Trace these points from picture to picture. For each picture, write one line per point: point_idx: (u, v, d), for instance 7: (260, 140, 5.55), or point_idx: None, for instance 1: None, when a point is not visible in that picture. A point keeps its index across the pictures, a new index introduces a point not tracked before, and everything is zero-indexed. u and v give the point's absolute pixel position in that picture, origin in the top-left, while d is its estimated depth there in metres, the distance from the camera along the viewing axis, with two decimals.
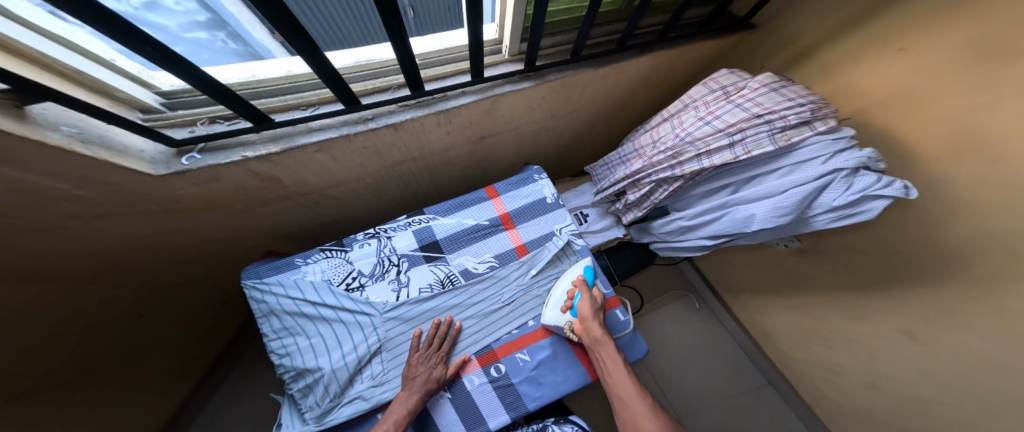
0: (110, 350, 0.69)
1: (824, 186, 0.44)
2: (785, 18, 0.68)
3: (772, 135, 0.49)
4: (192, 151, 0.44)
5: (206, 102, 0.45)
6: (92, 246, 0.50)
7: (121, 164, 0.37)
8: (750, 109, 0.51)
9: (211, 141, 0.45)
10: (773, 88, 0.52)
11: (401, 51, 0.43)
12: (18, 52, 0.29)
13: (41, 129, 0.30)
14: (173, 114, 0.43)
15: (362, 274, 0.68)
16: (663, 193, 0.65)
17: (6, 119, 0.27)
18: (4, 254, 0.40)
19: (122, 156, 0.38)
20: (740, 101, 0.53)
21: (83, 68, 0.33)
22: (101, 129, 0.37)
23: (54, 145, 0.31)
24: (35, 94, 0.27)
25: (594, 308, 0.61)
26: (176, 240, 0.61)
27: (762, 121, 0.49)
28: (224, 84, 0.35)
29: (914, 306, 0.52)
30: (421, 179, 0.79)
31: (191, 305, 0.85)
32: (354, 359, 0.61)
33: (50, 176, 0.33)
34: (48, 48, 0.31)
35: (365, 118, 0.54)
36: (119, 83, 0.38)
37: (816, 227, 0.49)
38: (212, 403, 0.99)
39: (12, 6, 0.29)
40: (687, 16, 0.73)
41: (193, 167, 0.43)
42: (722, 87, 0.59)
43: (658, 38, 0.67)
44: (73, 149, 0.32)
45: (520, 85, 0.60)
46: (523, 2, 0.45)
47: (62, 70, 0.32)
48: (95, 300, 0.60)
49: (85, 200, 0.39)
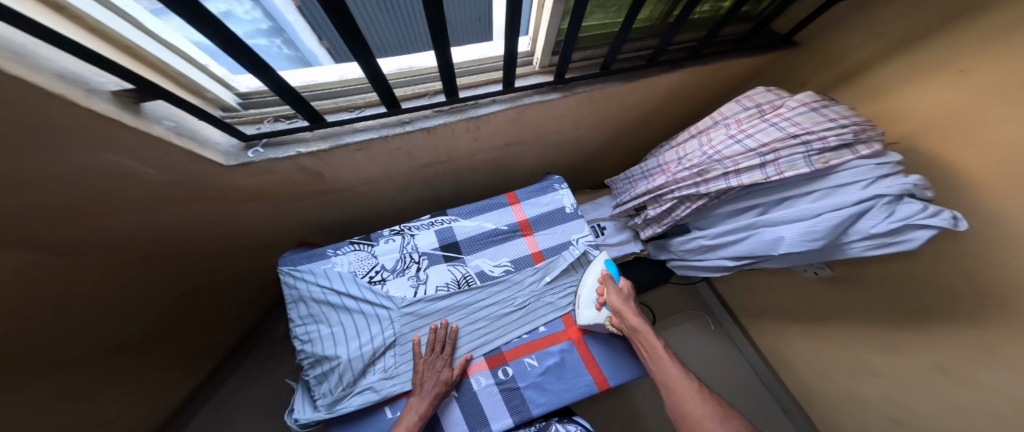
0: (157, 320, 0.76)
1: (862, 212, 0.42)
2: (831, 36, 0.67)
3: (807, 158, 0.47)
4: (257, 146, 0.50)
5: (274, 103, 0.50)
6: (158, 227, 0.56)
7: (201, 155, 0.43)
8: (785, 129, 0.50)
9: (272, 137, 0.50)
10: (812, 108, 0.51)
11: (442, 59, 0.47)
12: (141, 58, 0.35)
13: (149, 122, 0.35)
14: (247, 112, 0.48)
15: (384, 269, 0.71)
16: (685, 210, 0.64)
17: (128, 113, 0.33)
18: (89, 228, 0.46)
19: (203, 148, 0.44)
20: (775, 120, 0.52)
21: (185, 71, 0.39)
22: (191, 124, 0.43)
23: (156, 135, 0.36)
24: (150, 94, 0.32)
25: (624, 300, 0.64)
26: (225, 226, 0.67)
27: (798, 141, 0.48)
28: (293, 87, 0.39)
29: (956, 346, 0.48)
30: (445, 182, 0.82)
31: (231, 285, 0.92)
32: (371, 351, 0.63)
33: (143, 160, 0.38)
34: (164, 55, 0.37)
35: (402, 121, 0.58)
36: (209, 84, 0.43)
37: (852, 255, 0.47)
38: (234, 379, 1.06)
39: (141, 20, 0.35)
40: (724, 33, 0.73)
41: (256, 160, 0.48)
42: (756, 105, 0.58)
43: (691, 55, 0.68)
44: (171, 140, 0.38)
45: (549, 96, 0.62)
46: (558, 17, 0.47)
47: (173, 75, 0.38)
48: (152, 274, 0.67)
49: (161, 186, 0.45)
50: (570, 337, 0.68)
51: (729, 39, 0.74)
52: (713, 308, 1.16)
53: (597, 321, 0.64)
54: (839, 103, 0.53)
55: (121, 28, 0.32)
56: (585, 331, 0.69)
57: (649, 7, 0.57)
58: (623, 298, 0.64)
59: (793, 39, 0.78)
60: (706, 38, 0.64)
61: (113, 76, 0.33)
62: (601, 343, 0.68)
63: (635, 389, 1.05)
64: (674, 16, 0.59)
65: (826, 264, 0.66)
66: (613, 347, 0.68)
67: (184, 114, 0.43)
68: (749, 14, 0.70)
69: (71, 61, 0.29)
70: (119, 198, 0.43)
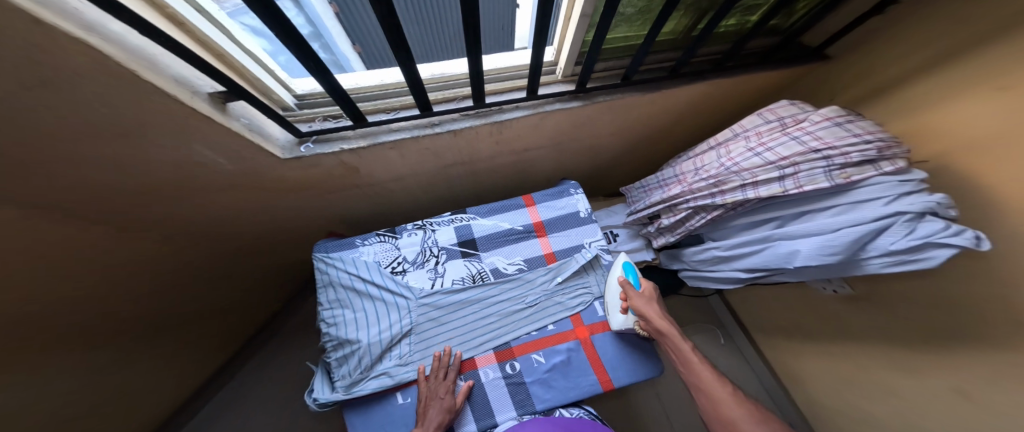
0: (199, 295, 0.84)
1: (882, 229, 0.42)
2: (866, 50, 0.66)
3: (828, 172, 0.47)
4: (309, 141, 0.56)
5: (327, 104, 0.56)
6: (212, 210, 0.63)
7: (264, 148, 0.50)
8: (806, 143, 0.50)
9: (321, 134, 0.56)
10: (837, 123, 0.50)
11: (473, 67, 0.50)
12: (235, 68, 0.42)
13: (228, 118, 0.43)
14: (303, 111, 0.55)
15: (405, 260, 0.75)
16: (700, 220, 0.65)
17: (211, 108, 0.40)
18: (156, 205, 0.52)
19: (266, 141, 0.51)
20: (797, 134, 0.52)
21: (260, 76, 0.46)
22: (258, 120, 0.50)
23: (233, 129, 0.43)
24: (237, 95, 0.39)
25: (648, 304, 0.61)
26: (267, 214, 0.73)
27: (819, 157, 0.48)
28: (345, 90, 0.46)
29: (979, 371, 0.47)
30: (465, 182, 0.86)
31: (265, 268, 0.99)
32: (389, 338, 0.66)
33: (212, 148, 0.44)
34: (249, 63, 0.44)
35: (432, 123, 0.62)
36: (277, 87, 0.50)
37: (870, 271, 0.47)
38: (260, 356, 1.14)
39: (235, 34, 0.42)
40: (749, 46, 0.73)
41: (308, 154, 0.55)
42: (779, 118, 0.58)
43: (714, 68, 0.69)
44: (244, 134, 0.45)
45: (570, 104, 0.65)
46: (583, 30, 0.50)
47: (251, 79, 0.45)
48: (200, 253, 0.74)
49: (221, 172, 0.51)
50: (577, 337, 0.70)
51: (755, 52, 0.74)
52: (725, 322, 1.15)
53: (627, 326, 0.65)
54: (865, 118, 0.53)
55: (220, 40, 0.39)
56: (592, 331, 0.71)
57: (673, 21, 0.59)
58: (648, 301, 0.61)
59: (824, 53, 0.77)
60: (731, 51, 0.65)
61: (211, 80, 0.41)
62: (608, 345, 0.70)
63: (636, 394, 1.09)
64: (699, 30, 0.61)
65: (847, 282, 0.65)
66: (620, 351, 0.69)
67: (253, 111, 0.50)
68: (777, 27, 0.71)
69: (178, 66, 0.37)
70: (188, 180, 0.49)
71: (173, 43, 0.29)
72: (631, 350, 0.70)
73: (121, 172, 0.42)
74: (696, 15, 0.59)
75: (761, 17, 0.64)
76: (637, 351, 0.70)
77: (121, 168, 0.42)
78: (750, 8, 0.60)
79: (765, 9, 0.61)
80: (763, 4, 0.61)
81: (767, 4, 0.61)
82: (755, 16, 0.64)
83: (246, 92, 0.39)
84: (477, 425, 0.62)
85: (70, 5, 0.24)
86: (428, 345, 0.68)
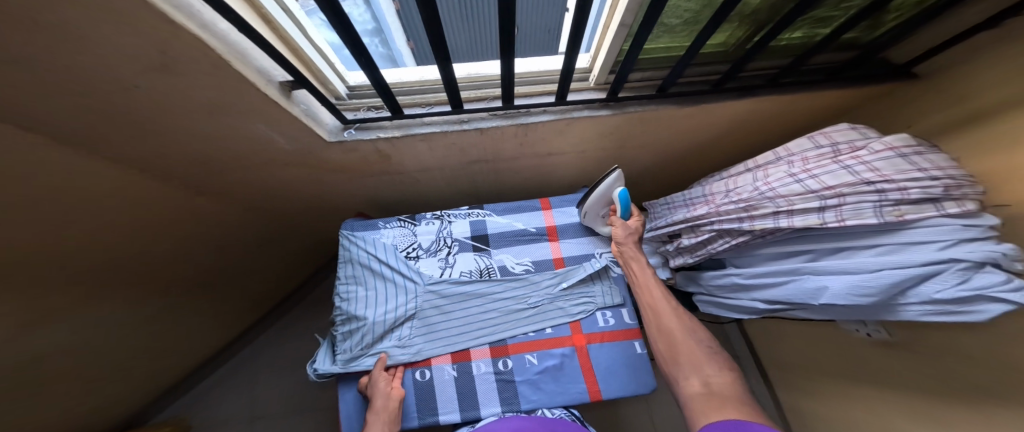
0: (238, 258, 0.93)
1: (929, 273, 0.37)
2: (944, 78, 0.59)
3: (877, 208, 0.40)
4: (352, 128, 0.61)
5: (372, 95, 0.61)
6: (259, 182, 0.70)
7: (316, 132, 0.55)
8: (859, 173, 0.43)
9: (364, 122, 0.61)
10: (901, 154, 0.42)
11: (506, 69, 0.52)
12: (302, 58, 0.47)
13: (292, 104, 0.48)
14: (352, 101, 0.60)
15: (420, 247, 0.79)
16: (723, 244, 0.61)
17: (283, 95, 0.46)
18: (209, 171, 0.59)
19: (318, 126, 0.56)
20: (849, 163, 0.45)
21: (323, 68, 0.51)
22: (313, 106, 0.55)
23: (294, 115, 0.49)
24: (301, 84, 0.45)
25: (626, 235, 0.71)
26: (306, 191, 0.80)
27: (871, 189, 0.41)
28: (387, 82, 0.50)
29: None
30: (487, 179, 0.89)
31: (297, 239, 1.08)
32: (390, 320, 0.69)
33: (271, 127, 0.50)
34: (314, 55, 0.49)
35: (461, 120, 0.65)
36: (335, 79, 0.55)
37: (908, 318, 0.43)
38: (285, 319, 1.25)
39: (307, 28, 0.47)
40: (817, 61, 0.67)
41: (349, 139, 0.60)
42: (831, 144, 0.50)
43: (767, 83, 0.63)
44: (303, 120, 0.51)
45: (598, 112, 0.65)
46: (620, 38, 0.50)
47: (314, 70, 0.50)
48: (244, 219, 0.83)
49: (271, 150, 0.57)
50: (573, 344, 0.70)
51: (823, 67, 0.68)
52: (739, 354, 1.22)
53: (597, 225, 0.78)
54: (940, 152, 0.45)
55: (293, 33, 0.43)
56: (589, 340, 0.71)
57: (725, 32, 0.56)
58: (626, 234, 0.72)
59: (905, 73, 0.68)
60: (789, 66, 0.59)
61: (285, 70, 0.47)
62: (602, 357, 0.70)
63: (631, 410, 1.08)
64: (752, 42, 0.58)
65: (883, 327, 0.64)
66: (614, 362, 0.69)
67: (310, 98, 0.56)
68: (857, 41, 0.64)
69: (264, 59, 0.43)
70: (246, 153, 0.56)
71: (264, 42, 0.34)
72: (626, 363, 0.69)
73: (196, 140, 0.49)
74: (754, 27, 0.55)
75: (834, 31, 0.58)
76: (632, 367, 0.69)
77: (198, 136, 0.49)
78: (822, 20, 0.55)
79: (841, 22, 0.56)
80: (839, 16, 0.55)
81: (843, 17, 0.55)
82: (827, 29, 0.59)
83: (310, 83, 0.44)
84: (461, 415, 0.64)
85: (195, 8, 0.30)
86: (428, 332, 0.70)
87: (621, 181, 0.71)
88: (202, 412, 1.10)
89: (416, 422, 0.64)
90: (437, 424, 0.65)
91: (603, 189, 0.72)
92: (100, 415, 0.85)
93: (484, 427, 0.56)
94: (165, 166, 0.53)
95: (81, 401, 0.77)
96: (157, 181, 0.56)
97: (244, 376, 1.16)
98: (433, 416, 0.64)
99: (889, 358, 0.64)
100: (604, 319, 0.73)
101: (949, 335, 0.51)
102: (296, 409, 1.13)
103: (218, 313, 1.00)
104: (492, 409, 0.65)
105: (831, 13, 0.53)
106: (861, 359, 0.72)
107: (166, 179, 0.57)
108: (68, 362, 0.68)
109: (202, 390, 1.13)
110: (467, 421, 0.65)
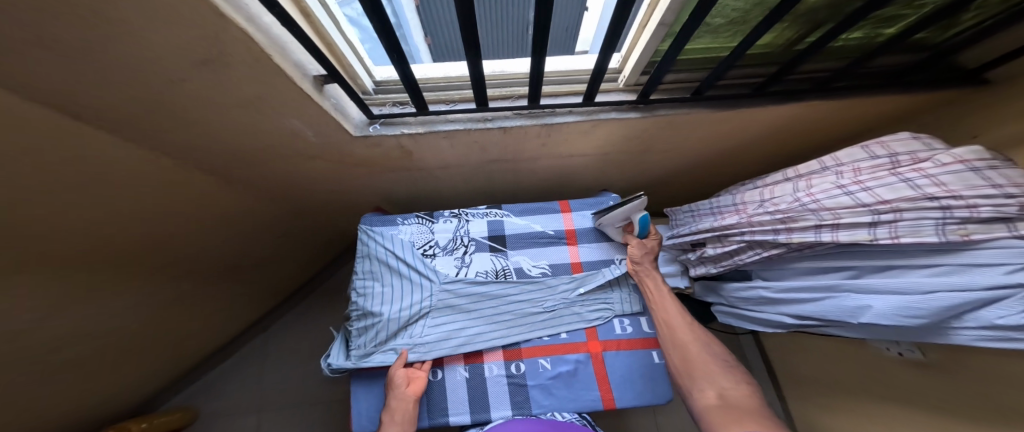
0: (254, 248, 0.94)
1: (990, 298, 0.34)
2: (998, 90, 0.56)
3: (938, 225, 0.37)
4: (377, 123, 0.61)
5: (397, 91, 0.60)
6: (280, 173, 0.70)
7: (343, 126, 0.55)
8: (921, 187, 0.39)
9: (389, 118, 0.60)
10: (973, 168, 0.37)
11: (536, 68, 0.51)
12: (333, 52, 0.47)
13: (322, 98, 0.49)
14: (376, 96, 0.59)
15: (437, 245, 0.78)
16: (752, 256, 0.59)
17: (313, 88, 0.46)
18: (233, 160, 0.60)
19: (345, 120, 0.55)
20: (911, 176, 0.41)
21: (353, 63, 0.51)
22: (343, 101, 0.55)
23: (323, 109, 0.49)
24: (336, 79, 0.45)
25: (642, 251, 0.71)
26: (324, 184, 0.80)
27: (934, 205, 0.37)
28: (416, 79, 0.49)
29: None
30: (505, 179, 0.88)
31: (311, 231, 1.08)
32: (403, 318, 0.68)
33: (302, 120, 0.51)
34: (346, 49, 0.49)
35: (485, 118, 0.64)
36: (363, 74, 0.55)
37: (961, 343, 0.40)
38: (296, 310, 1.26)
39: (342, 23, 0.47)
40: (877, 64, 0.60)
41: (375, 134, 0.60)
42: (890, 154, 0.46)
43: (815, 87, 0.59)
44: (332, 114, 0.51)
45: (626, 114, 0.63)
46: (658, 37, 0.48)
47: (345, 65, 0.50)
48: (262, 209, 0.84)
49: (295, 142, 0.57)
50: (589, 350, 0.68)
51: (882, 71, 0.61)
52: (752, 367, 1.19)
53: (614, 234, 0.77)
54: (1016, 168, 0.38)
55: (330, 28, 0.43)
56: (605, 348, 0.69)
57: (774, 33, 0.50)
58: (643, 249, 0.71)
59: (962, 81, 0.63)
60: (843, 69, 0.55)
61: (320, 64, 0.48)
62: (618, 365, 0.68)
63: (639, 418, 1.07)
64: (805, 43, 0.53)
65: (918, 347, 0.62)
66: (630, 371, 0.67)
67: (340, 92, 0.55)
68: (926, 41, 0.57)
69: (301, 52, 0.43)
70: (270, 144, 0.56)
71: (301, 34, 0.34)
72: (642, 372, 0.67)
73: (223, 128, 0.49)
74: (807, 27, 0.50)
75: (901, 31, 0.52)
76: (649, 376, 0.67)
77: (226, 125, 0.48)
78: (889, 19, 0.49)
79: (911, 21, 0.49)
80: (909, 15, 0.49)
81: (914, 16, 0.49)
82: (892, 29, 0.52)
83: (342, 76, 0.44)
84: (471, 417, 0.64)
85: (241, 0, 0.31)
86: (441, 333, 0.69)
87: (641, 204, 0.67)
88: (213, 398, 1.12)
89: (426, 423, 0.63)
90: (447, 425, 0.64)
91: (624, 212, 0.70)
92: (117, 397, 0.87)
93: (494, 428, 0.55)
94: (191, 153, 0.54)
95: (99, 382, 0.78)
96: (183, 168, 0.57)
97: (255, 364, 1.17)
98: (442, 416, 0.64)
99: (923, 381, 0.61)
100: (621, 326, 0.71)
101: (994, 360, 0.49)
102: (303, 401, 1.13)
103: (231, 302, 1.01)
104: (504, 411, 0.64)
105: (902, 12, 0.47)
106: (889, 380, 0.69)
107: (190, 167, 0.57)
108: (88, 343, 0.69)
109: (213, 377, 1.14)
110: (477, 423, 0.64)
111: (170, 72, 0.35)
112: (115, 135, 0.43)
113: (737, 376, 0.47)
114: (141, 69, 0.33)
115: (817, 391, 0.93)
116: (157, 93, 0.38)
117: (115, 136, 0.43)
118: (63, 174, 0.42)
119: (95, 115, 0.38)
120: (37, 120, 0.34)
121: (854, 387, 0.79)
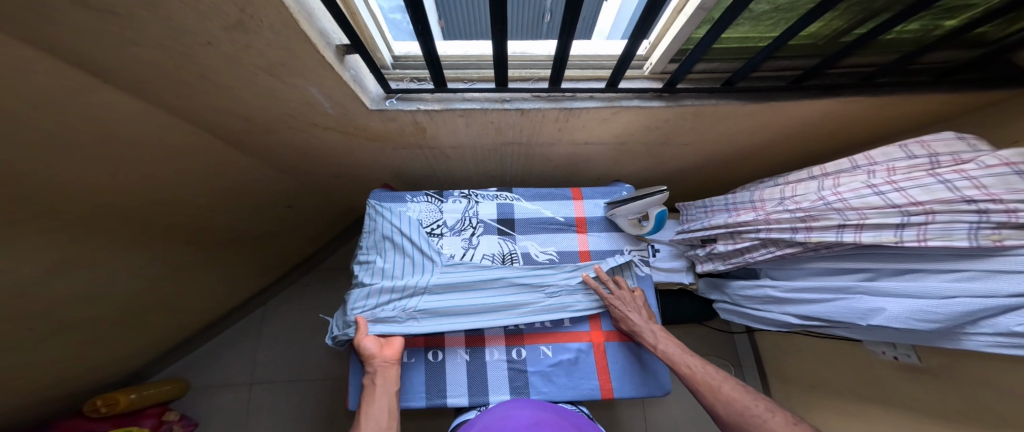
0: (256, 220, 0.93)
1: (1011, 305, 0.33)
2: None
3: (971, 229, 0.36)
4: (393, 98, 0.59)
5: (419, 67, 0.58)
6: (287, 143, 0.69)
7: (360, 99, 0.53)
8: (959, 189, 0.38)
9: (406, 93, 0.58)
10: (1019, 171, 0.36)
11: (561, 52, 0.47)
12: (354, 19, 0.45)
13: (343, 68, 0.47)
14: (394, 70, 0.57)
15: (445, 225, 0.77)
16: (765, 254, 0.59)
17: (336, 57, 0.45)
18: (241, 125, 0.57)
19: (363, 93, 0.54)
20: (949, 177, 0.40)
21: (372, 31, 0.49)
22: (360, 72, 0.53)
23: (344, 80, 0.47)
24: (358, 49, 0.43)
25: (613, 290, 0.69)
26: (333, 158, 0.79)
27: (970, 208, 0.37)
28: (439, 56, 0.47)
29: None
30: (516, 163, 0.86)
31: (312, 205, 1.06)
32: (397, 290, 0.65)
33: (320, 91, 0.49)
34: (366, 16, 0.46)
35: (503, 99, 0.61)
36: (380, 45, 0.52)
37: (971, 348, 0.40)
38: (297, 285, 1.26)
39: None
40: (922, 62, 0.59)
41: (391, 108, 0.57)
42: (929, 155, 0.45)
43: (859, 82, 0.57)
44: (351, 85, 0.49)
45: (650, 102, 0.61)
46: (693, 26, 0.46)
47: (363, 33, 0.48)
48: (265, 180, 0.82)
49: (308, 110, 0.55)
50: (591, 339, 0.69)
51: (923, 71, 0.60)
52: (743, 364, 1.22)
53: (625, 225, 0.76)
54: None
55: None
56: (607, 339, 0.69)
57: (821, 23, 0.49)
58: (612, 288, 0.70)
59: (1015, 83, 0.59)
60: (890, 65, 0.53)
61: (343, 34, 0.47)
62: (619, 355, 0.68)
63: (628, 406, 1.10)
64: (852, 35, 0.53)
65: (914, 352, 0.63)
66: (631, 361, 0.68)
67: (359, 62, 0.53)
68: (984, 36, 0.54)
69: (325, 19, 0.42)
70: (284, 111, 0.54)
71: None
72: (640, 365, 0.68)
73: (237, 94, 0.47)
74: (860, 17, 0.48)
75: (961, 24, 0.50)
76: (646, 368, 0.68)
77: (241, 91, 0.47)
78: (951, 10, 0.47)
79: (973, 15, 0.47)
80: (974, 7, 0.47)
81: (978, 9, 0.47)
82: (952, 22, 0.50)
83: (365, 48, 0.43)
84: (469, 400, 0.64)
85: None
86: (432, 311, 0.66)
87: (662, 194, 0.66)
88: (211, 367, 1.13)
89: (423, 403, 0.63)
90: (444, 406, 0.64)
91: (642, 206, 0.70)
92: (117, 361, 0.87)
93: (501, 407, 0.55)
94: (199, 116, 0.52)
95: (100, 346, 0.78)
96: (190, 134, 0.55)
97: (253, 336, 1.18)
98: (438, 399, 0.63)
99: (921, 387, 0.62)
100: None
101: (997, 372, 0.49)
102: (301, 374, 1.15)
103: (231, 273, 1.00)
104: (502, 397, 0.64)
105: (966, 3, 0.45)
106: (884, 384, 0.70)
107: (196, 133, 0.55)
108: (89, 307, 0.68)
109: (211, 347, 1.15)
110: (474, 406, 0.64)
111: (193, 33, 0.33)
112: (125, 93, 0.41)
113: (771, 425, 0.40)
114: (154, 25, 0.31)
115: (804, 390, 0.95)
116: (175, 52, 0.36)
117: (128, 95, 0.41)
118: (71, 131, 0.40)
119: (106, 71, 0.36)
120: (49, 72, 0.32)
121: (842, 386, 0.82)
